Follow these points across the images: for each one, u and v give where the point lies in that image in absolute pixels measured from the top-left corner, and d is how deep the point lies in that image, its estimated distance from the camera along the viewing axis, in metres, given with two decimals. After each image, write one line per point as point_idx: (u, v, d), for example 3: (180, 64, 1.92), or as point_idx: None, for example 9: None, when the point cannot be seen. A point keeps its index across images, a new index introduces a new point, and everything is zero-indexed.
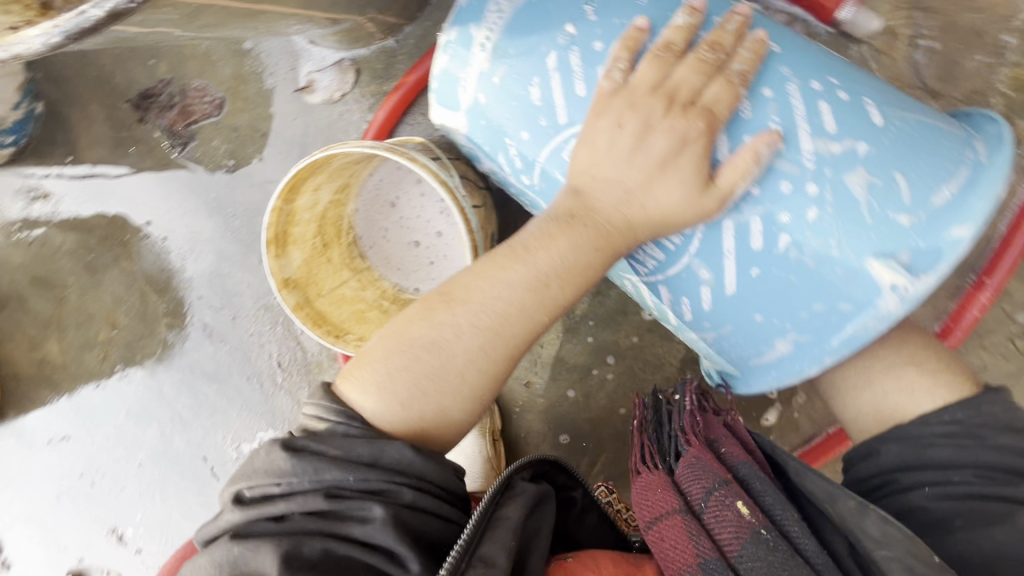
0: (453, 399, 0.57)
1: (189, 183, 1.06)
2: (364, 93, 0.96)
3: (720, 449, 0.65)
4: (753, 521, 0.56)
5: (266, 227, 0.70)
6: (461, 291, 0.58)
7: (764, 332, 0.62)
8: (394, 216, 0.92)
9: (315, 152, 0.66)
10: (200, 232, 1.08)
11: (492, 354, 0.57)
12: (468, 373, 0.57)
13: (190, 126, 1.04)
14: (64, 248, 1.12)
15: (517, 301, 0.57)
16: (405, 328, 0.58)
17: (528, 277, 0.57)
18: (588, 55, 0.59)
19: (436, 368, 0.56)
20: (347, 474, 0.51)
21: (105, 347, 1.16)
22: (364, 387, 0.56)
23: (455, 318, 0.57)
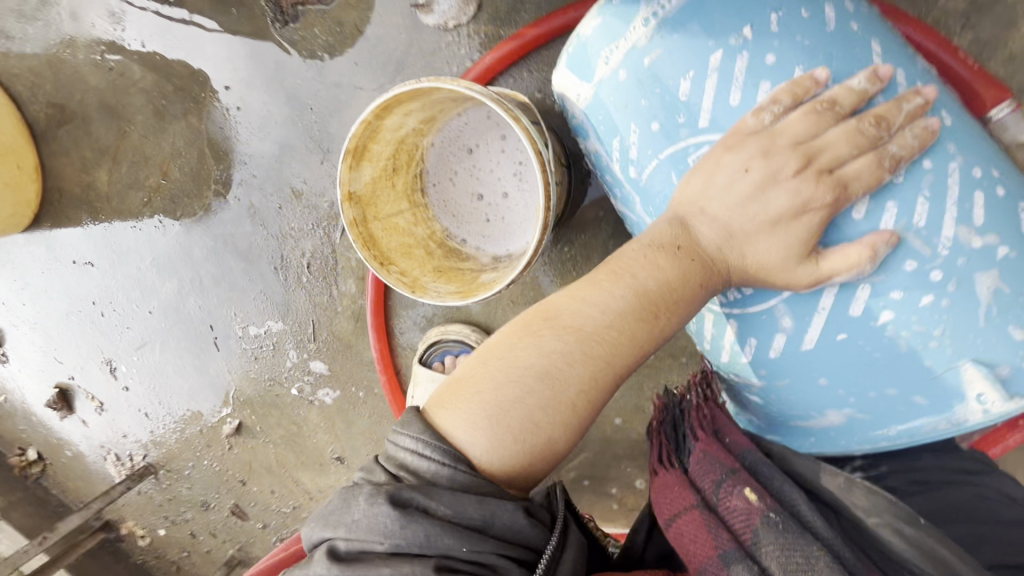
0: (561, 435, 0.57)
1: (278, 63, 1.04)
2: (479, 30, 0.91)
3: (724, 438, 0.66)
4: (763, 507, 0.56)
5: (351, 136, 0.67)
6: (566, 317, 0.58)
7: (826, 400, 0.63)
8: (467, 163, 0.90)
9: (421, 79, 0.64)
10: (273, 115, 1.06)
11: (594, 396, 0.57)
12: (574, 409, 0.56)
13: (297, 6, 0.99)
14: (139, 85, 1.11)
15: (624, 331, 0.57)
16: (503, 356, 0.57)
17: (639, 305, 0.57)
18: (755, 65, 0.58)
19: (544, 410, 0.55)
20: (460, 537, 0.49)
21: (150, 193, 1.18)
22: (465, 420, 0.55)
23: (563, 346, 0.56)
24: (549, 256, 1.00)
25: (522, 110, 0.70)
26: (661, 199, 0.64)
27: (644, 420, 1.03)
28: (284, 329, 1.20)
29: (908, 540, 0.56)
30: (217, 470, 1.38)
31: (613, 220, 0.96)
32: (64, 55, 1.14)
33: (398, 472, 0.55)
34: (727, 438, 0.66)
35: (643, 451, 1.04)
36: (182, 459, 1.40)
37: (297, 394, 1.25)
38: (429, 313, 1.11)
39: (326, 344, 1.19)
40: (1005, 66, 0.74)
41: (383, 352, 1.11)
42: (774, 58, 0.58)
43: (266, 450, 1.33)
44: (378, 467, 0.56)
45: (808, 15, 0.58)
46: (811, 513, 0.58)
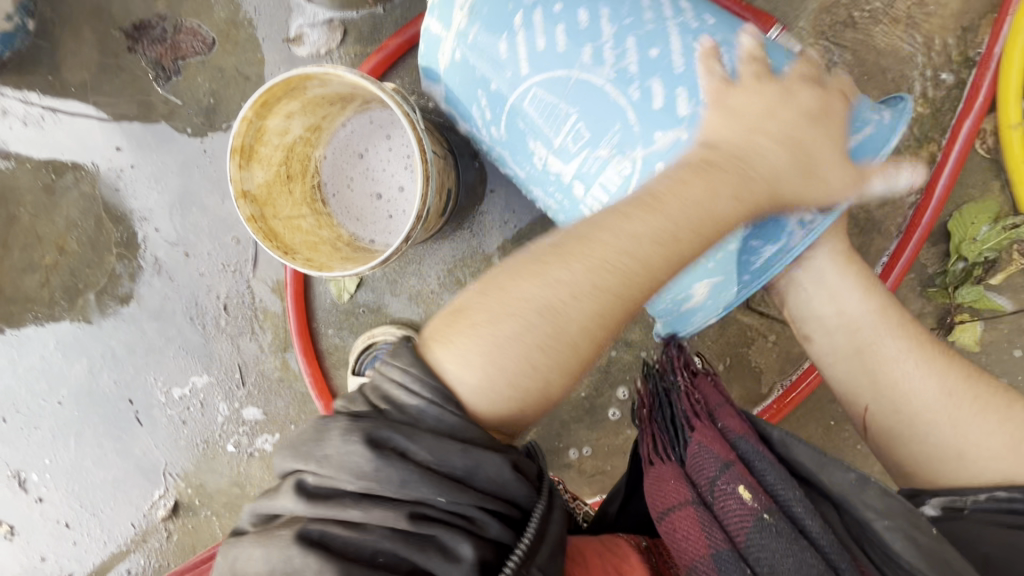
0: (561, 361, 0.55)
1: (165, 117, 1.05)
2: (348, 53, 0.98)
3: (719, 424, 0.66)
4: (756, 506, 0.57)
5: (234, 134, 0.73)
6: (597, 240, 0.56)
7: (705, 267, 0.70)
8: (361, 167, 0.97)
9: (293, 70, 0.71)
10: (169, 165, 1.07)
11: (589, 314, 0.55)
12: (578, 336, 0.55)
13: (178, 61, 1.01)
14: (23, 167, 1.11)
15: (646, 254, 0.56)
16: (503, 284, 0.56)
17: (664, 226, 0.56)
18: (549, 13, 0.69)
19: (548, 335, 0.54)
20: (441, 483, 0.49)
21: (47, 271, 1.14)
22: (466, 354, 0.54)
23: (572, 273, 0.55)
24: (455, 245, 1.06)
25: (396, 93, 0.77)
26: (519, 146, 0.75)
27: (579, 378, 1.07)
28: (210, 382, 1.17)
29: (920, 548, 0.57)
30: (156, 564, 1.25)
31: (506, 197, 1.04)
32: None
33: (381, 404, 0.54)
34: (722, 422, 0.66)
35: (586, 410, 1.07)
36: (114, 563, 1.26)
37: (234, 451, 1.19)
38: (355, 328, 1.10)
39: (259, 386, 1.16)
40: (770, 3, 0.92)
41: (316, 377, 1.09)
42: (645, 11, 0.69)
43: (209, 525, 1.23)
44: (360, 398, 0.55)
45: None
46: (807, 515, 0.57)
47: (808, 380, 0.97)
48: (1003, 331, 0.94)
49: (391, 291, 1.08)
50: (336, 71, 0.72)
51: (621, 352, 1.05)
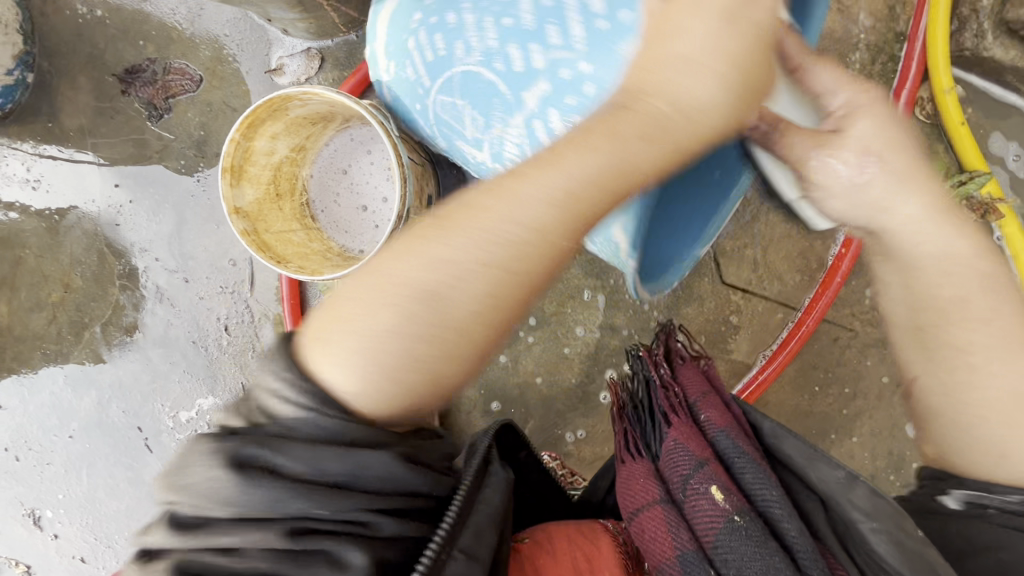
0: (452, 353, 0.53)
1: (159, 152, 1.11)
2: (327, 78, 1.05)
3: (699, 414, 0.68)
4: (728, 507, 0.59)
5: (224, 155, 0.79)
6: (459, 214, 0.54)
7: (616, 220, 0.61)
8: (346, 182, 1.03)
9: (276, 92, 0.78)
10: (165, 196, 1.13)
11: (376, 287, 0.53)
12: (472, 322, 0.52)
13: (168, 100, 1.09)
14: (27, 211, 1.17)
15: (540, 219, 0.52)
16: (377, 289, 0.53)
17: (551, 191, 0.52)
18: (434, 24, 0.69)
19: (427, 325, 0.52)
20: (339, 488, 0.48)
21: (54, 309, 1.19)
22: (341, 352, 0.52)
23: (456, 249, 0.52)
24: None
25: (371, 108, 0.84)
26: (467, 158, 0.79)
27: (569, 367, 1.11)
28: (215, 403, 1.20)
29: (904, 547, 0.58)
30: None
31: None
32: None
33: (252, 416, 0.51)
34: (702, 413, 0.68)
35: (580, 397, 1.11)
36: None
37: None
38: None
39: None
40: None
41: None
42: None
43: None
44: (240, 406, 0.53)
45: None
46: (785, 517, 0.59)
47: (786, 351, 1.02)
48: None
49: None
50: (315, 90, 0.77)
51: (608, 338, 1.10)
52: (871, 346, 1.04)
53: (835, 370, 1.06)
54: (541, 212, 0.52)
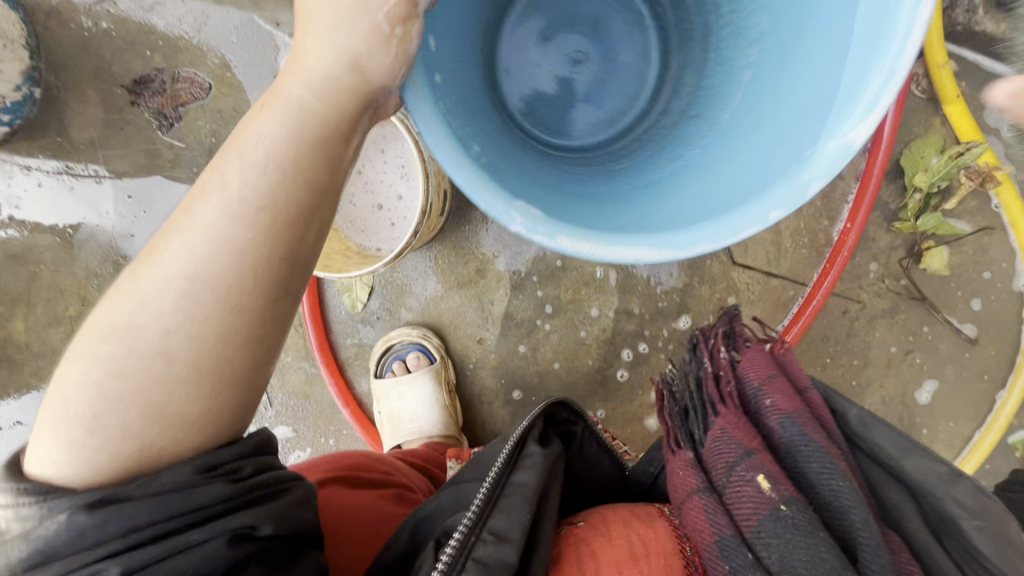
0: (152, 364, 0.45)
1: (171, 162, 1.12)
2: None
3: (766, 400, 0.63)
4: (773, 497, 0.56)
5: None
6: (155, 242, 0.48)
7: (476, 195, 0.50)
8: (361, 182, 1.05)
9: None
10: (179, 205, 1.14)
11: (117, 310, 0.47)
12: (153, 332, 0.46)
13: (178, 109, 1.09)
14: (41, 226, 1.17)
15: (237, 231, 0.46)
16: (124, 287, 0.48)
17: (253, 180, 0.47)
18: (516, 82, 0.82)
19: (127, 347, 0.45)
20: (56, 512, 0.43)
21: (72, 323, 1.20)
22: (52, 417, 0.46)
23: (152, 272, 0.47)
24: (457, 243, 1.12)
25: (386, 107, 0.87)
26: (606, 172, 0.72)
27: (588, 352, 1.13)
28: None
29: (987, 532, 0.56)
30: None
31: None
32: None
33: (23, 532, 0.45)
34: (768, 399, 0.63)
35: (600, 381, 1.13)
36: None
37: None
38: (372, 335, 1.16)
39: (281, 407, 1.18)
40: None
41: (340, 387, 1.14)
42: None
43: None
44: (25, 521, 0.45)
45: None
46: (853, 507, 0.55)
47: (800, 324, 1.04)
48: (968, 253, 1.05)
49: (402, 294, 1.14)
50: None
51: (623, 322, 1.12)
52: (880, 316, 1.07)
53: (847, 342, 1.08)
54: (249, 184, 0.47)
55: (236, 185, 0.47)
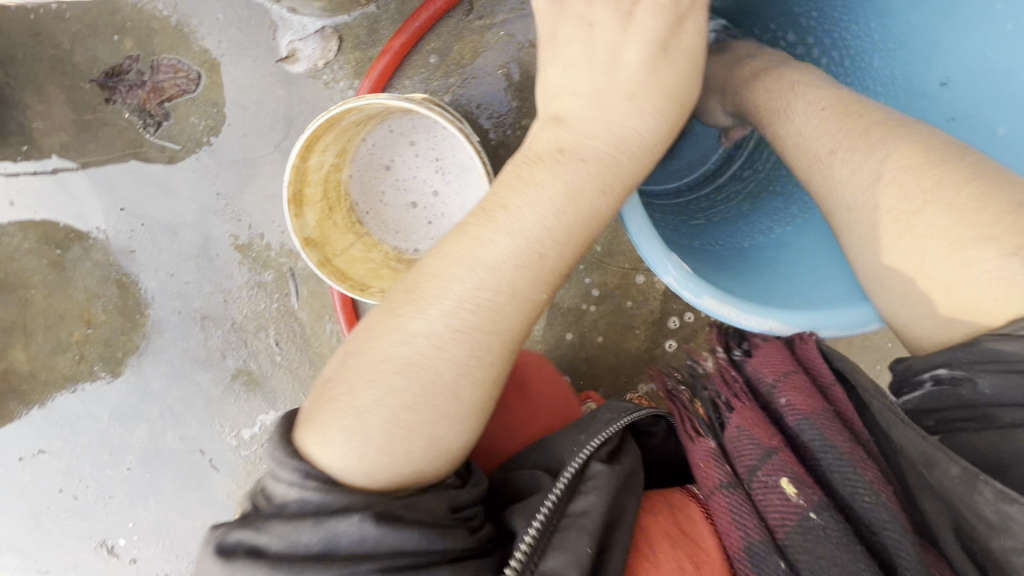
0: (443, 404, 0.49)
1: (166, 167, 1.00)
2: (348, 61, 0.92)
3: (778, 399, 0.53)
4: (802, 504, 0.49)
5: (287, 184, 0.72)
6: (428, 282, 0.51)
7: (640, 244, 0.55)
8: (390, 179, 0.94)
9: (332, 107, 0.69)
10: (183, 215, 1.02)
11: (409, 346, 0.50)
12: (444, 373, 0.49)
13: (164, 104, 0.96)
14: (26, 246, 1.04)
15: (507, 278, 0.49)
16: (410, 316, 0.50)
17: (514, 243, 0.49)
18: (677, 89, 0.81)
19: (424, 384, 0.49)
20: (347, 513, 0.44)
21: (80, 347, 1.10)
22: (347, 420, 0.48)
23: (429, 321, 0.49)
24: None
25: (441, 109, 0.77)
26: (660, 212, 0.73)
27: (638, 335, 1.11)
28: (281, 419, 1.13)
29: None
30: None
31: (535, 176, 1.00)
32: None
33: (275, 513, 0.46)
34: (781, 399, 0.53)
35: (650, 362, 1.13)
36: None
37: None
38: None
39: None
40: None
41: None
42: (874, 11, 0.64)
43: None
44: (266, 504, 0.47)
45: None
46: (902, 550, 0.45)
47: None
48: None
49: None
50: (372, 100, 0.69)
51: (671, 301, 1.11)
52: None
53: None
54: (541, 222, 0.48)
55: (517, 226, 0.49)
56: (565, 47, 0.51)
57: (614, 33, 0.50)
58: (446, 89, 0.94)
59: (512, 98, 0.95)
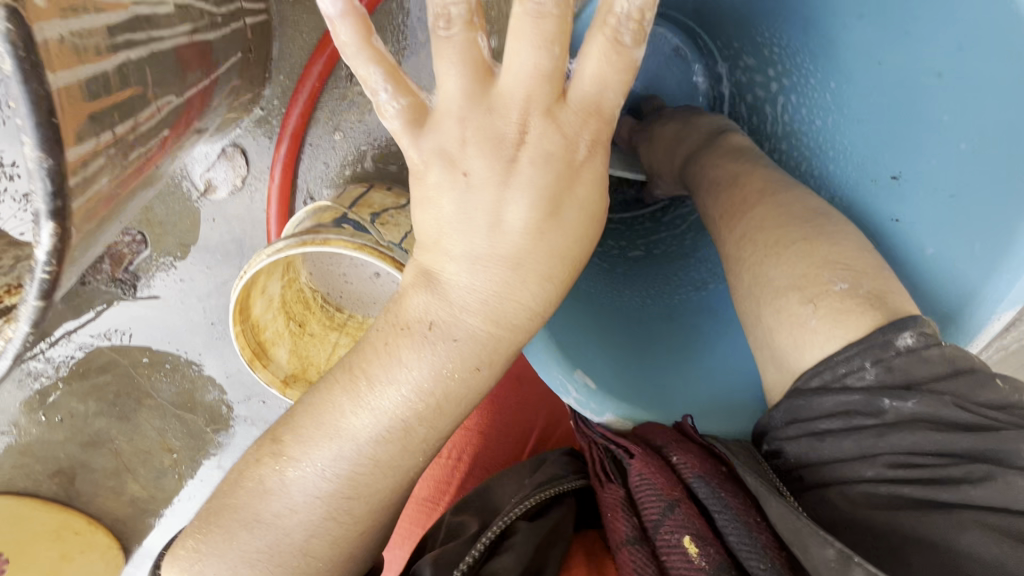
0: (293, 564, 0.40)
1: (159, 315, 1.07)
2: (261, 169, 0.92)
3: (671, 459, 0.51)
4: (703, 566, 0.44)
5: (240, 350, 0.76)
6: (292, 440, 0.41)
7: (540, 366, 0.56)
8: (345, 261, 0.90)
9: (237, 280, 0.69)
10: (195, 347, 1.11)
11: (272, 501, 0.40)
12: (293, 533, 0.40)
13: (129, 268, 1.01)
14: (90, 412, 1.18)
15: (384, 456, 0.41)
16: (267, 468, 0.41)
17: (382, 426, 0.41)
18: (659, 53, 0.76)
19: (270, 543, 0.40)
20: None
21: (175, 468, 1.23)
22: (202, 546, 0.40)
23: (294, 484, 0.40)
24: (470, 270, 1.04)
25: (337, 228, 0.68)
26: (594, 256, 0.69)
27: None
28: None
29: None
30: None
31: None
32: (23, 439, 1.20)
33: None
34: (673, 459, 0.51)
35: None
36: None
37: None
38: None
39: None
40: None
41: None
42: (833, 70, 0.58)
43: None
44: None
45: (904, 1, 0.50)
46: None
47: None
48: None
49: None
50: (260, 262, 0.65)
51: None
52: None
53: None
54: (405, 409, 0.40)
55: (382, 406, 0.40)
56: (438, 201, 0.41)
57: (492, 188, 0.41)
58: (365, 157, 0.89)
59: None
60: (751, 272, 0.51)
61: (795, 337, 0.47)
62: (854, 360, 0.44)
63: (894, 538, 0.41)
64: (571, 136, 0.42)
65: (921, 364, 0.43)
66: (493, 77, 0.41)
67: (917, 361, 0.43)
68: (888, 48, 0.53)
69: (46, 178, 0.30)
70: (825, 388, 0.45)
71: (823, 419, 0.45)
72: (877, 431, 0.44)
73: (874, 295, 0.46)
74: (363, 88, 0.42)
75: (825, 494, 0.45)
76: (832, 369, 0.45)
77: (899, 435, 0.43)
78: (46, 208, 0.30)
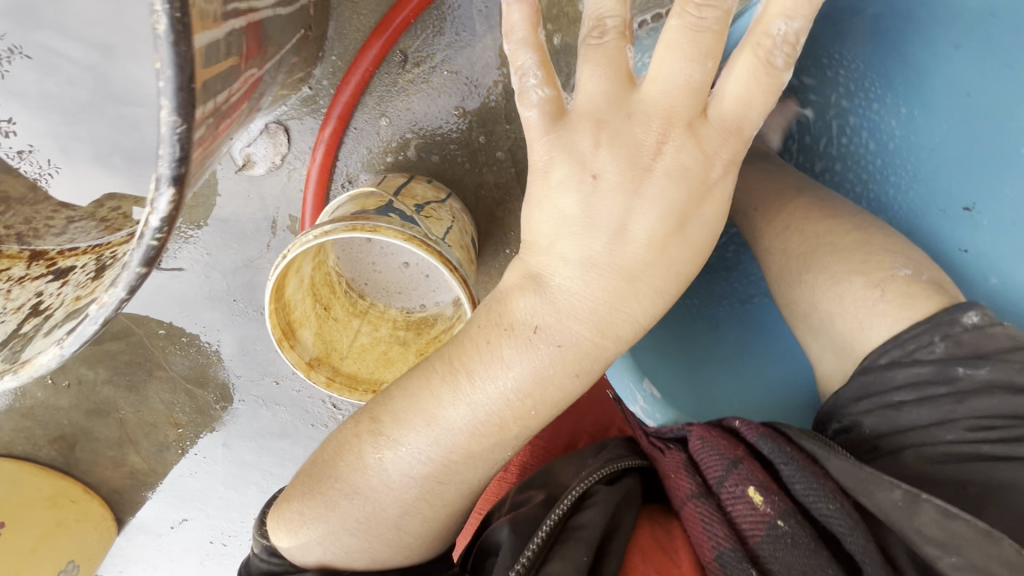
0: (387, 536, 0.46)
1: (181, 287, 1.06)
2: (303, 149, 0.91)
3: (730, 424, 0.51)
4: (770, 512, 0.44)
5: (271, 329, 0.73)
6: (387, 414, 0.45)
7: (614, 373, 0.68)
8: (375, 248, 0.91)
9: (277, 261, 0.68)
10: (214, 322, 1.09)
11: (363, 477, 0.45)
12: (388, 510, 0.45)
13: None
14: (99, 379, 1.16)
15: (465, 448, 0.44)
16: (367, 447, 0.45)
17: (475, 421, 0.43)
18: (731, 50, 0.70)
19: (364, 515, 0.45)
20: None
21: (179, 443, 1.21)
22: (307, 511, 0.46)
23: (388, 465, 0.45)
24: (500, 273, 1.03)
25: (382, 215, 0.67)
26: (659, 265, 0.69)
27: None
28: None
29: None
30: None
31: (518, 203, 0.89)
32: (27, 401, 1.18)
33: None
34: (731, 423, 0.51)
35: None
36: None
37: None
38: None
39: None
40: None
41: None
42: (909, 98, 0.61)
43: None
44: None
45: (1012, 39, 0.56)
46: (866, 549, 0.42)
47: None
48: None
49: None
50: (305, 242, 0.64)
51: None
52: None
53: None
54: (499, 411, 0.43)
55: (478, 399, 0.43)
56: (562, 198, 0.44)
57: (622, 194, 0.43)
58: (407, 146, 0.88)
59: (478, 133, 0.87)
60: (831, 285, 0.52)
61: (861, 323, 0.51)
62: (922, 337, 0.47)
63: (968, 490, 0.44)
64: (710, 154, 0.44)
65: (988, 339, 0.46)
66: (637, 84, 0.44)
67: (983, 336, 0.46)
68: (982, 81, 0.57)
69: (174, 142, 0.30)
70: (894, 363, 0.48)
71: (897, 391, 0.48)
72: (957, 398, 0.46)
73: (934, 281, 0.50)
74: (514, 72, 0.44)
75: (898, 459, 0.47)
76: (903, 346, 0.48)
77: (976, 400, 0.46)
78: (168, 173, 0.31)
